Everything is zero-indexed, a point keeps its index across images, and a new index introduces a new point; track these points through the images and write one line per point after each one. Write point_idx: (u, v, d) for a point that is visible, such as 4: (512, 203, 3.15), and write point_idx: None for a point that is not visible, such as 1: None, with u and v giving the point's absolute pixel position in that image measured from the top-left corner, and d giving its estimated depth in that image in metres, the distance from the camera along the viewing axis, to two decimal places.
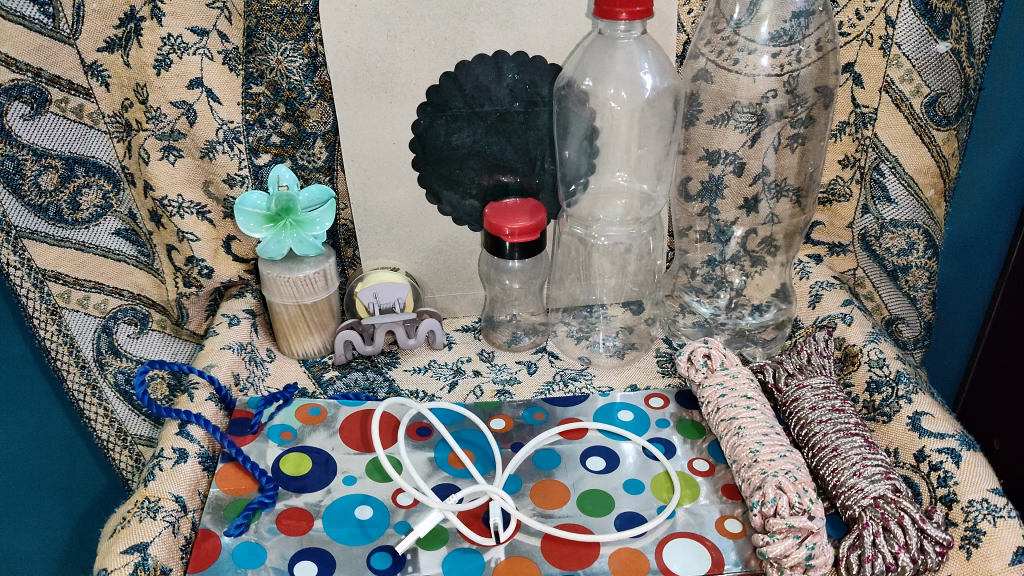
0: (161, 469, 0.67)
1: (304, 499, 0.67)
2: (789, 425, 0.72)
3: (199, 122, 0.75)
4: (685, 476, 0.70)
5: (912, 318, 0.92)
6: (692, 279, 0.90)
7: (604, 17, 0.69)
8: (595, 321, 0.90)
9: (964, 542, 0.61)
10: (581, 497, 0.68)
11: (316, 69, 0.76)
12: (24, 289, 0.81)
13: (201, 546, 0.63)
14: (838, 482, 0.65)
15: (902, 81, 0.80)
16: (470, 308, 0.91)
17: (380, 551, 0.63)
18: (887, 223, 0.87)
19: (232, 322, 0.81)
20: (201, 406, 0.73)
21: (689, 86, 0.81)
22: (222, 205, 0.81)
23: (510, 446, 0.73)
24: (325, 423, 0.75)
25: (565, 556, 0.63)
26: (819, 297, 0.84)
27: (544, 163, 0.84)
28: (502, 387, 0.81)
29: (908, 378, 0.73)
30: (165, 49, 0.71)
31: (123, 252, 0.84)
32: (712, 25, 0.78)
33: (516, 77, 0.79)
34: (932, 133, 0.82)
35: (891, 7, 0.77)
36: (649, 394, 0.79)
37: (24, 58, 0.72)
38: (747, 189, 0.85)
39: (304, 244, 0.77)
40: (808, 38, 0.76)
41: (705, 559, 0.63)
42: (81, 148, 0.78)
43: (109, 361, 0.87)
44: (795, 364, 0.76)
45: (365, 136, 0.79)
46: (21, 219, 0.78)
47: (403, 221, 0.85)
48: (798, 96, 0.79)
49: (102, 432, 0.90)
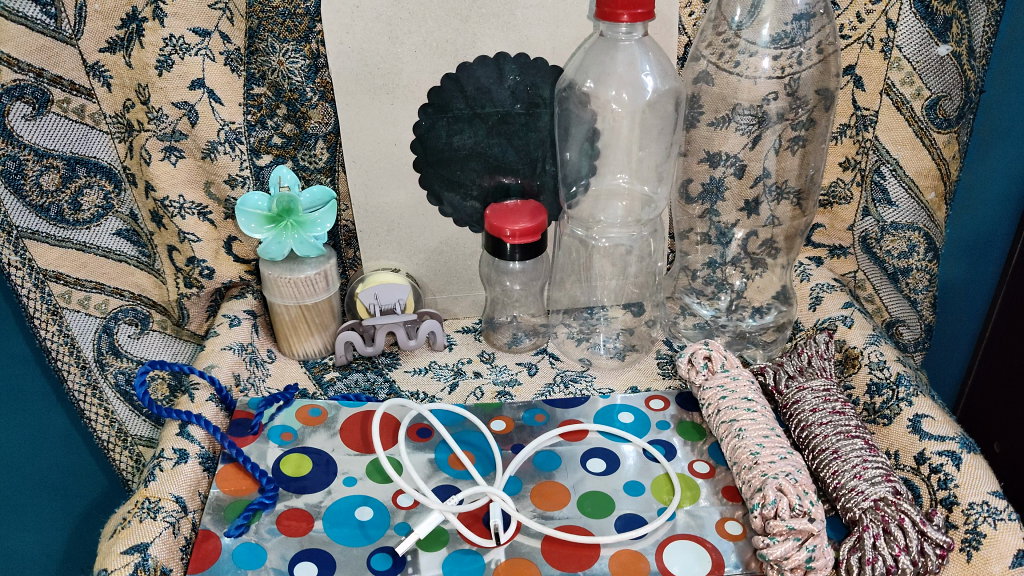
0: (162, 469, 0.67)
1: (304, 500, 0.67)
2: (789, 427, 0.73)
3: (200, 123, 0.75)
4: (686, 478, 0.70)
5: (912, 320, 0.92)
6: (692, 281, 0.90)
7: (606, 19, 0.69)
8: (596, 322, 0.90)
9: (964, 545, 0.61)
10: (581, 498, 0.68)
11: (318, 71, 0.77)
12: (25, 289, 0.80)
13: (201, 547, 0.63)
14: (838, 484, 0.64)
15: (902, 83, 0.80)
16: (470, 309, 0.91)
17: (380, 552, 0.63)
18: (888, 224, 0.87)
19: (233, 322, 0.81)
20: (201, 407, 0.73)
21: (689, 89, 0.81)
22: (222, 206, 0.81)
23: (511, 447, 0.73)
24: (325, 424, 0.75)
25: (565, 557, 0.63)
26: (819, 299, 0.85)
27: (545, 164, 0.84)
28: (502, 388, 0.81)
29: (909, 380, 0.73)
30: (167, 50, 0.71)
31: (123, 253, 0.84)
32: (713, 27, 0.78)
33: (517, 78, 0.79)
34: (932, 136, 0.82)
35: (892, 9, 0.77)
36: (650, 395, 0.79)
37: (25, 58, 0.71)
38: (747, 191, 0.85)
39: (304, 245, 0.77)
40: (809, 41, 0.76)
41: (705, 562, 0.63)
42: (82, 148, 0.78)
43: (109, 361, 0.87)
44: (795, 366, 0.76)
45: (366, 137, 0.79)
46: (22, 219, 0.77)
47: (404, 222, 0.85)
48: (798, 98, 0.79)
49: (103, 432, 0.89)
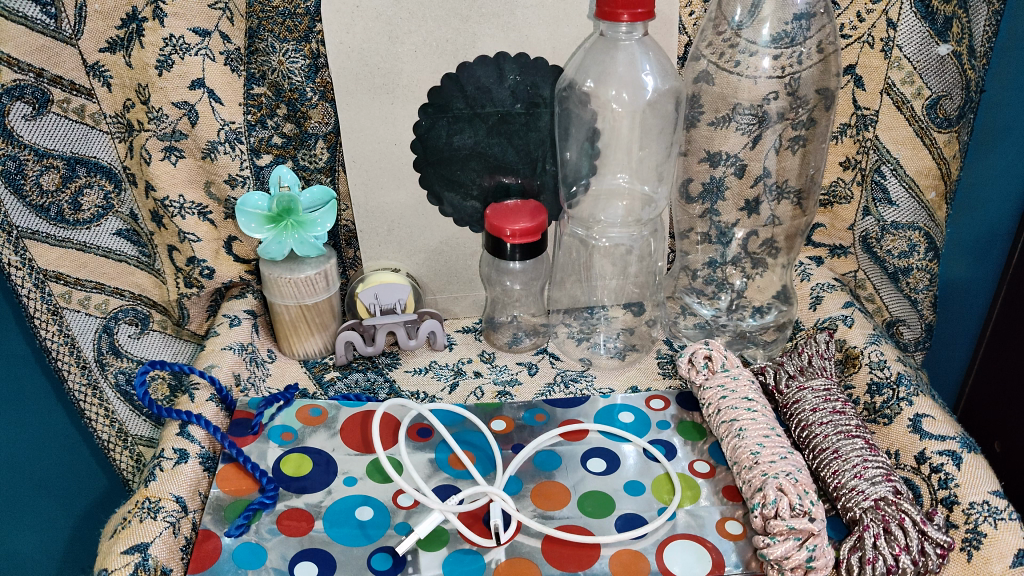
0: (162, 469, 0.67)
1: (304, 500, 0.67)
2: (790, 426, 0.73)
3: (200, 123, 0.76)
4: (686, 477, 0.70)
5: (912, 320, 0.93)
6: (692, 280, 0.90)
7: (606, 18, 0.69)
8: (597, 322, 0.90)
9: (965, 544, 0.61)
10: (581, 498, 0.68)
11: (318, 71, 0.77)
12: (25, 289, 0.80)
13: (201, 547, 0.63)
14: (838, 483, 0.65)
15: (903, 83, 0.80)
16: (471, 309, 0.91)
17: (380, 552, 0.63)
18: (888, 224, 0.87)
19: (233, 322, 0.81)
20: (201, 407, 0.73)
21: (690, 89, 0.81)
22: (222, 206, 0.81)
23: (511, 447, 0.73)
24: (325, 424, 0.75)
25: (565, 556, 0.63)
26: (819, 299, 0.85)
27: (545, 164, 0.84)
28: (502, 388, 0.81)
29: (909, 380, 0.73)
30: (167, 49, 0.71)
31: (123, 253, 0.84)
32: (713, 27, 0.78)
33: (517, 78, 0.79)
34: (933, 135, 0.82)
35: (892, 9, 0.77)
36: (650, 395, 0.79)
37: (25, 58, 0.71)
38: (748, 191, 0.85)
39: (304, 245, 0.77)
40: (809, 40, 0.76)
41: (705, 561, 0.63)
42: (82, 148, 0.77)
43: (109, 361, 0.87)
44: (796, 366, 0.76)
45: (366, 137, 0.79)
46: (22, 219, 0.77)
47: (405, 222, 0.85)
48: (799, 98, 0.79)
49: (103, 432, 0.89)
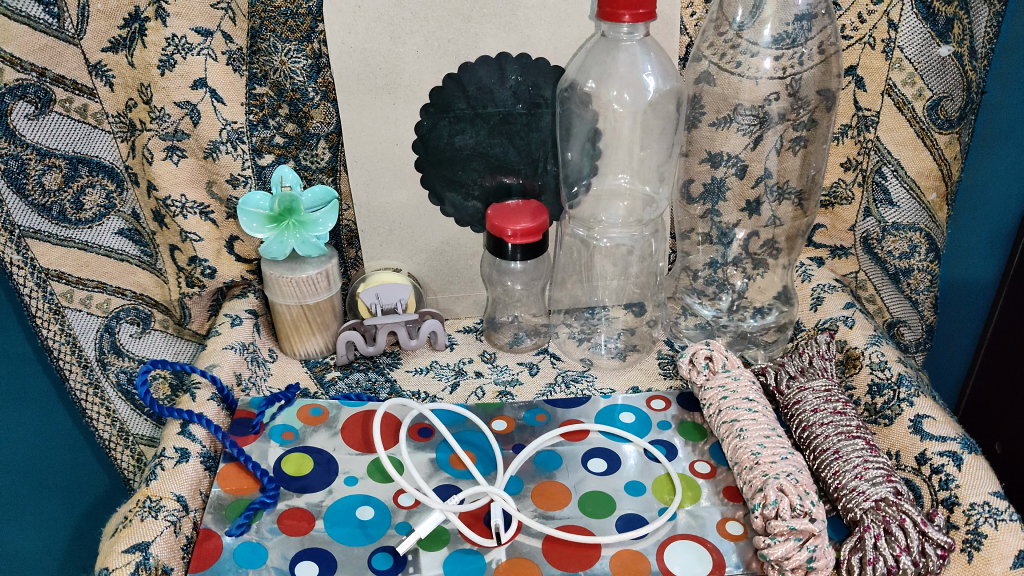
0: (163, 468, 0.67)
1: (305, 499, 0.67)
2: (790, 427, 0.73)
3: (202, 122, 0.76)
4: (686, 477, 0.70)
5: (913, 321, 0.92)
6: (694, 280, 0.90)
7: (608, 19, 0.70)
8: (597, 322, 0.90)
9: (965, 545, 0.61)
10: (582, 499, 0.68)
11: (320, 70, 0.77)
12: (26, 288, 0.79)
13: (202, 546, 0.63)
14: (838, 484, 0.65)
15: (904, 84, 0.80)
16: (472, 309, 0.91)
17: (381, 551, 0.63)
18: (889, 225, 0.87)
19: (234, 322, 0.81)
20: (202, 406, 0.73)
21: (691, 89, 0.81)
22: (224, 206, 0.82)
23: (511, 447, 0.73)
24: (326, 423, 0.75)
25: (565, 556, 0.63)
26: (821, 299, 0.85)
27: (546, 165, 0.84)
28: (503, 388, 0.81)
29: (909, 380, 0.73)
30: (169, 49, 0.72)
31: (125, 252, 0.84)
32: (715, 27, 0.78)
33: (519, 79, 0.79)
34: (934, 136, 0.82)
35: (893, 10, 0.77)
36: (651, 395, 0.79)
37: (29, 58, 0.71)
38: (749, 192, 0.85)
39: (306, 245, 0.77)
40: (811, 41, 0.76)
41: (706, 562, 0.63)
42: (84, 148, 0.78)
43: (112, 361, 0.86)
44: (796, 366, 0.76)
45: (368, 137, 0.79)
46: (24, 218, 0.77)
47: (406, 222, 0.85)
48: (800, 99, 0.79)
49: (103, 432, 0.89)
